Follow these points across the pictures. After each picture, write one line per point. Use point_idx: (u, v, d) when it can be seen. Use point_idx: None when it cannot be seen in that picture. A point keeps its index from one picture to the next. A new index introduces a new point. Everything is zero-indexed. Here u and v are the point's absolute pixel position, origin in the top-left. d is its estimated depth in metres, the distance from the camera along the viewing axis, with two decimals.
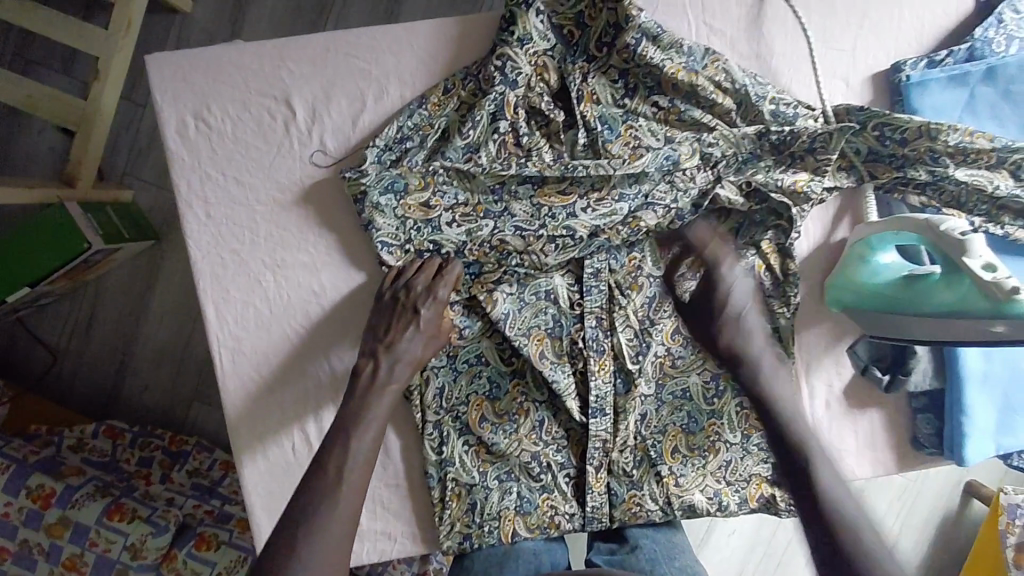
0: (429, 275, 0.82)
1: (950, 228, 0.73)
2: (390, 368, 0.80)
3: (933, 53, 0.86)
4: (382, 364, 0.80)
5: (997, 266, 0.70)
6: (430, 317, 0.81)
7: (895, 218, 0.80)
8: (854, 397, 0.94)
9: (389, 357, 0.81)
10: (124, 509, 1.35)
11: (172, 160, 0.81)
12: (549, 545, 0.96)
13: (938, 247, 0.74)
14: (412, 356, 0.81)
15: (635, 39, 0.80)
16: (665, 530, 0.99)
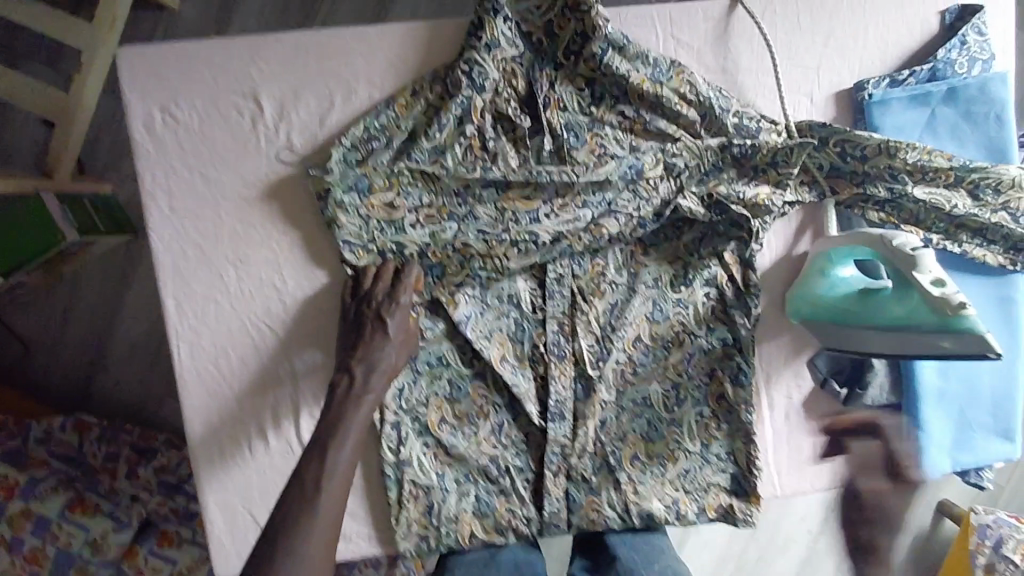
0: (389, 283, 0.82)
1: (902, 243, 0.74)
2: (366, 376, 0.80)
3: (896, 73, 0.87)
4: (357, 373, 0.80)
5: (946, 282, 0.72)
6: (397, 325, 0.82)
7: (853, 232, 0.82)
8: (814, 412, 0.95)
9: (363, 363, 0.80)
10: (87, 504, 1.36)
11: (137, 151, 0.81)
12: (529, 556, 0.97)
13: (891, 261, 0.75)
14: (387, 365, 0.81)
15: (601, 49, 0.81)
16: (644, 535, 1.00)
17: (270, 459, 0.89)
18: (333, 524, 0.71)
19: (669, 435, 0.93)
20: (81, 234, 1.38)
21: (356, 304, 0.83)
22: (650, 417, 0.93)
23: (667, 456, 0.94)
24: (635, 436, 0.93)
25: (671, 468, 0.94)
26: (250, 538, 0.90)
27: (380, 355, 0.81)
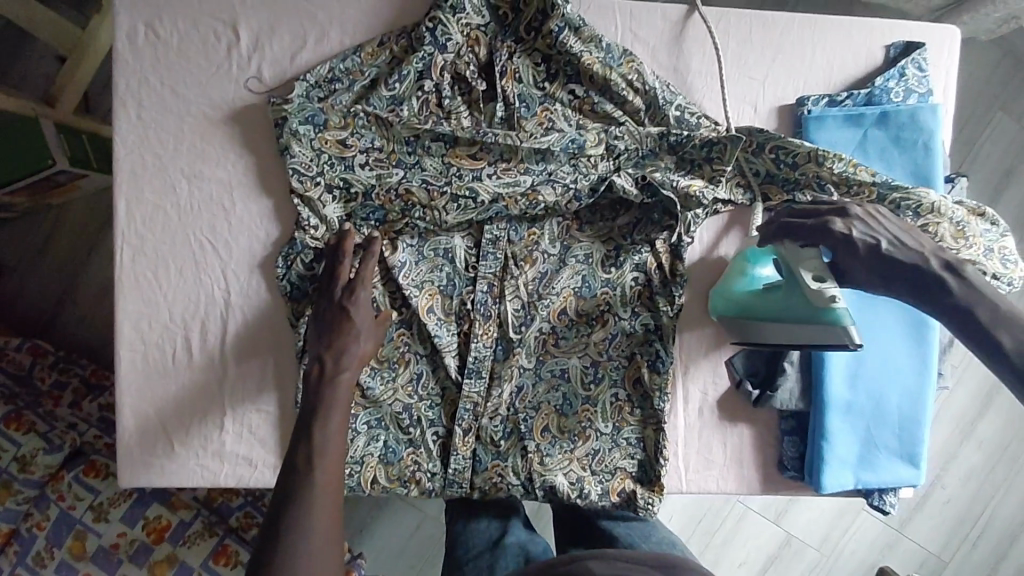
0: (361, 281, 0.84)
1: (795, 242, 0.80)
2: (336, 359, 0.81)
3: (837, 94, 0.93)
4: (327, 362, 0.81)
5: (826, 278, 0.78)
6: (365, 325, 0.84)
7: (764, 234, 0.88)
8: (726, 410, 0.97)
9: (334, 352, 0.81)
10: (22, 420, 1.36)
11: (116, 59, 0.87)
12: (533, 537, 1.10)
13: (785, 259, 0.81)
14: (360, 352, 0.82)
15: (558, 27, 0.87)
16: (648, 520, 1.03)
17: (192, 374, 0.91)
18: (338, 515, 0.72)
19: (582, 412, 0.95)
20: (69, 164, 1.42)
21: (299, 233, 0.89)
22: (566, 390, 0.95)
23: (578, 433, 0.95)
24: (549, 407, 0.95)
25: (580, 444, 0.95)
26: (159, 450, 0.91)
27: (350, 342, 0.82)
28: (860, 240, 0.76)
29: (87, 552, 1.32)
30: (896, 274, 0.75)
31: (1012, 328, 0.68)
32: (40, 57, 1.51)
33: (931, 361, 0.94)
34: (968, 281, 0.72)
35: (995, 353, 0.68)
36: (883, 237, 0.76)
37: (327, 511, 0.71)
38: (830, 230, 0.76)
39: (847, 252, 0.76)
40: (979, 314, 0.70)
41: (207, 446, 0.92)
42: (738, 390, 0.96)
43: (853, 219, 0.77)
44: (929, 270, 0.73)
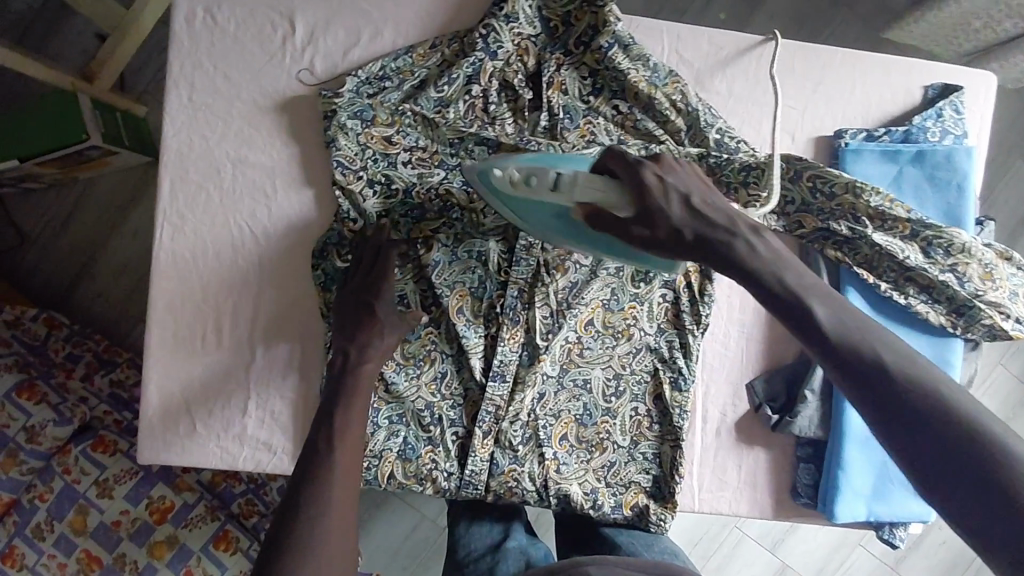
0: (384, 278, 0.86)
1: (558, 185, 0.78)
2: (361, 352, 0.83)
3: (874, 129, 0.95)
4: (352, 354, 0.83)
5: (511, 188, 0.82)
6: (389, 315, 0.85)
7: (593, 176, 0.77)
8: (744, 433, 0.98)
9: (359, 347, 0.83)
10: (35, 390, 1.36)
11: (172, 42, 0.89)
12: (534, 543, 1.09)
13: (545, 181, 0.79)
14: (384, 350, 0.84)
15: (608, 44, 0.89)
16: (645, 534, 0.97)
17: (220, 356, 0.92)
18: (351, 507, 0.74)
19: (601, 423, 0.96)
20: (102, 141, 1.40)
21: (338, 225, 0.90)
22: (587, 401, 0.96)
23: (595, 444, 0.96)
24: (569, 416, 0.96)
25: (596, 456, 0.96)
26: (181, 429, 0.92)
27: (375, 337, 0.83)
28: (670, 191, 0.74)
29: (88, 527, 1.32)
30: (853, 354, 0.65)
31: (819, 297, 0.69)
32: (81, 33, 1.52)
33: None
34: (771, 246, 0.72)
35: (812, 327, 0.67)
36: (695, 193, 0.74)
37: (343, 501, 0.73)
38: (641, 179, 0.74)
39: (658, 217, 0.73)
40: (787, 279, 0.70)
41: (228, 429, 0.92)
42: (757, 413, 0.97)
43: (663, 165, 0.76)
44: (731, 231, 0.73)
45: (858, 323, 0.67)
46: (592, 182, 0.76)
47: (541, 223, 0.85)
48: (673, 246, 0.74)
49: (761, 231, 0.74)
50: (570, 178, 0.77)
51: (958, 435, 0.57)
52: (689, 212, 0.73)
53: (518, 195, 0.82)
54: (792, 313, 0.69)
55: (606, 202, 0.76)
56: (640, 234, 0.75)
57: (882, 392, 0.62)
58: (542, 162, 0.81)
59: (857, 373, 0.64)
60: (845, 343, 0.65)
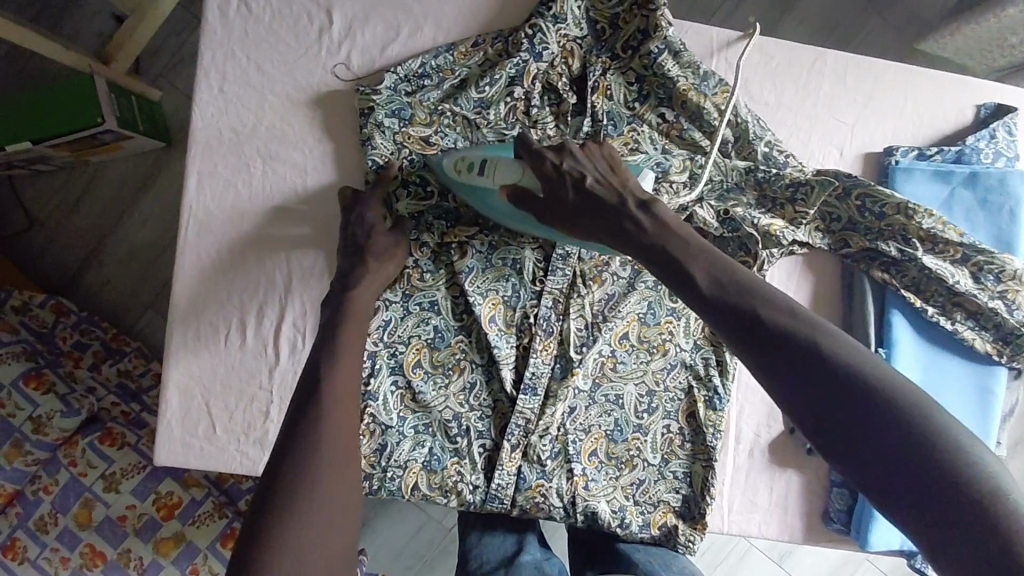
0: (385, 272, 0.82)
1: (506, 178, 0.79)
2: None
3: (925, 148, 0.92)
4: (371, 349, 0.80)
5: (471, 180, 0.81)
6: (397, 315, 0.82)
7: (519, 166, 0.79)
8: (777, 455, 0.96)
9: None
10: (42, 379, 1.32)
11: (204, 30, 0.85)
12: (548, 557, 1.05)
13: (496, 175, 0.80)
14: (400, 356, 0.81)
15: (658, 48, 0.86)
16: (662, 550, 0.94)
17: (243, 358, 0.89)
18: (348, 506, 0.65)
19: (631, 440, 0.93)
20: (116, 125, 1.36)
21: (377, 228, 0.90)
22: (618, 417, 0.93)
23: (625, 461, 0.94)
24: (599, 432, 0.93)
25: (626, 473, 0.94)
26: (200, 432, 0.89)
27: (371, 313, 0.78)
28: (569, 174, 0.75)
29: (93, 520, 1.29)
30: (757, 323, 0.59)
31: (702, 262, 0.66)
32: (97, 13, 1.47)
33: (992, 431, 0.90)
34: (658, 219, 0.71)
35: (689, 287, 0.65)
36: (590, 175, 0.75)
37: (334, 498, 0.63)
38: (542, 163, 0.77)
39: (560, 199, 0.76)
40: (671, 248, 0.69)
41: (249, 433, 0.89)
42: (790, 435, 0.96)
43: (566, 153, 0.76)
44: (626, 210, 0.73)
45: (738, 284, 0.63)
46: (508, 170, 0.79)
47: (484, 204, 0.83)
48: (577, 223, 0.76)
49: (653, 204, 0.73)
50: (493, 163, 0.80)
51: (901, 418, 0.51)
52: (585, 194, 0.75)
53: (463, 179, 0.82)
54: (686, 285, 0.66)
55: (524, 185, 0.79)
56: (550, 213, 0.77)
57: (790, 362, 0.56)
58: (481, 148, 0.82)
59: (757, 342, 0.59)
60: (761, 313, 0.59)
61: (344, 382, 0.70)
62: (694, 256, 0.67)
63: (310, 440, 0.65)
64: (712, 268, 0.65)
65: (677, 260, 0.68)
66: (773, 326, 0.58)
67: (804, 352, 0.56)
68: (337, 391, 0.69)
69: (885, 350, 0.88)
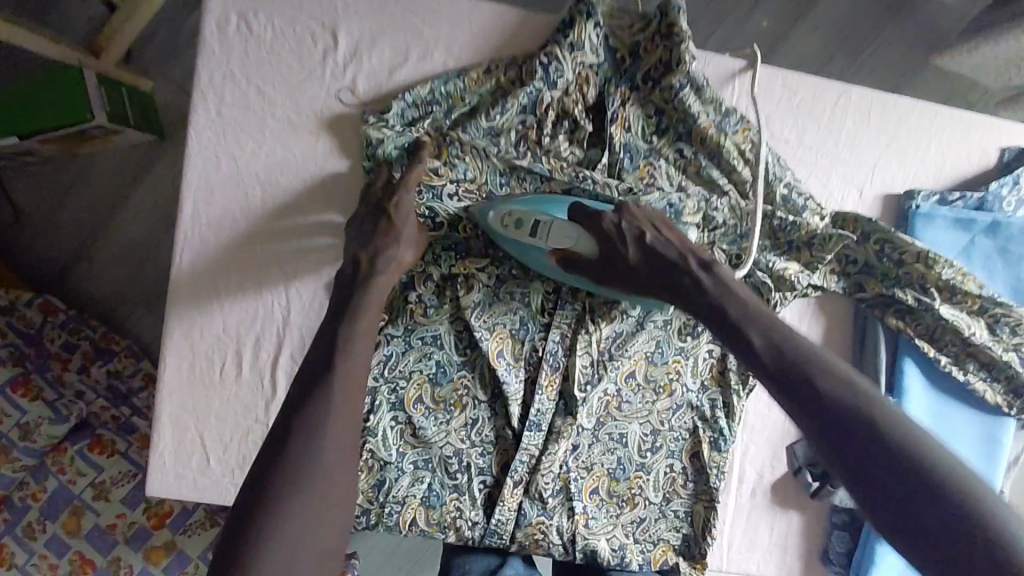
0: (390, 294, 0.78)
1: (565, 238, 0.77)
2: None
3: (948, 192, 0.89)
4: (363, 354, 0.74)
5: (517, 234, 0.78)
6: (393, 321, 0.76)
7: (581, 234, 0.77)
8: (780, 496, 0.95)
9: None
10: (30, 386, 1.29)
11: (202, 49, 0.82)
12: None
13: (552, 236, 0.77)
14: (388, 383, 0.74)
15: (680, 83, 0.82)
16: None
17: (239, 391, 0.86)
18: (336, 512, 0.60)
19: (634, 479, 0.92)
20: (109, 121, 1.28)
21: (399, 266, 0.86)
22: (622, 456, 0.92)
23: (626, 499, 0.92)
24: (601, 470, 0.92)
25: (626, 511, 0.92)
26: (195, 464, 0.87)
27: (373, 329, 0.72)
28: (626, 232, 0.76)
29: (83, 528, 1.27)
30: (812, 389, 0.62)
31: (758, 325, 0.69)
32: None
33: (995, 478, 0.89)
34: (718, 278, 0.73)
35: (744, 348, 0.68)
36: (650, 231, 0.77)
37: (320, 507, 0.59)
38: (600, 226, 0.76)
39: (618, 258, 0.76)
40: (729, 310, 0.71)
41: (244, 465, 0.87)
42: (795, 478, 0.94)
43: (622, 211, 0.77)
44: (683, 268, 0.75)
45: (797, 351, 0.65)
46: (563, 232, 0.77)
47: (529, 259, 0.81)
48: (638, 282, 0.77)
49: (713, 264, 0.75)
50: (547, 224, 0.77)
51: (929, 477, 0.55)
52: (645, 251, 0.76)
53: (512, 237, 0.79)
54: (746, 350, 0.68)
55: (580, 250, 0.77)
56: (606, 274, 0.78)
57: (840, 429, 0.59)
58: (528, 202, 0.79)
59: (811, 408, 0.61)
60: (815, 378, 0.62)
61: (346, 383, 0.64)
62: (753, 320, 0.69)
63: (304, 435, 0.60)
64: (772, 334, 0.67)
65: (734, 323, 0.70)
66: (829, 395, 0.61)
67: (853, 422, 0.59)
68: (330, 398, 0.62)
69: (895, 397, 0.86)
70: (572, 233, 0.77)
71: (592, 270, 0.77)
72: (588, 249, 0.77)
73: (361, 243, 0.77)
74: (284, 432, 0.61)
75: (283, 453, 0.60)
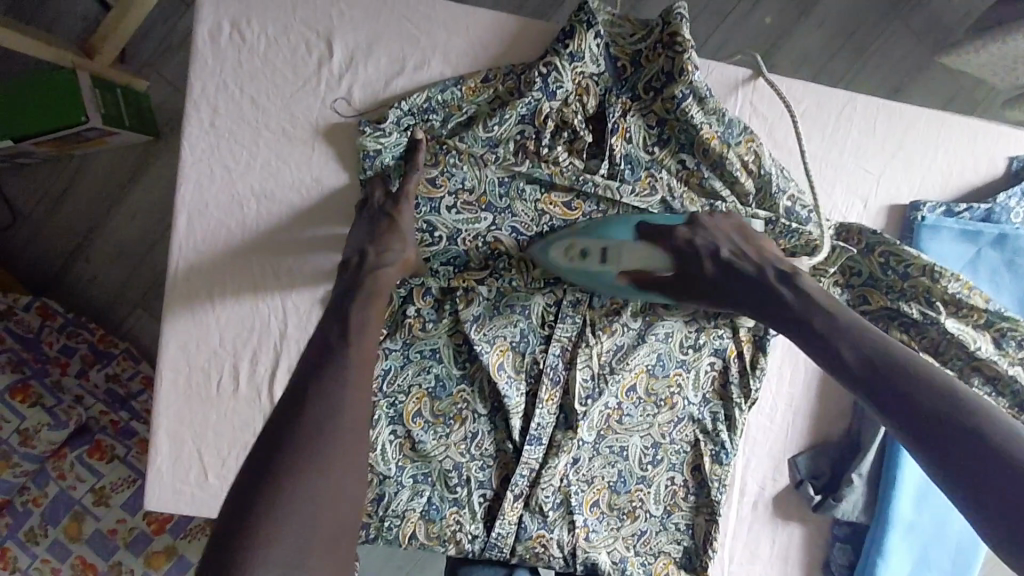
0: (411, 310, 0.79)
1: (641, 258, 0.80)
2: None
3: (954, 203, 0.88)
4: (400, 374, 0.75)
5: (587, 265, 0.81)
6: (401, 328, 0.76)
7: (654, 250, 0.80)
8: (781, 508, 0.95)
9: None
10: (29, 392, 1.23)
11: (195, 60, 0.80)
12: None
13: (629, 259, 0.80)
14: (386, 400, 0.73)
15: (682, 94, 0.80)
16: None
17: (236, 405, 0.86)
18: (343, 486, 0.57)
19: (634, 492, 0.91)
20: (104, 123, 1.24)
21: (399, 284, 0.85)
22: (623, 468, 0.91)
23: (627, 512, 0.92)
24: (602, 483, 0.91)
25: (627, 524, 0.92)
26: (192, 478, 0.86)
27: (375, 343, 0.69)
28: (701, 246, 0.79)
29: (84, 534, 1.24)
30: (909, 401, 0.61)
31: (845, 335, 0.68)
32: None
33: None
34: (800, 290, 0.73)
35: (835, 362, 0.68)
36: (725, 246, 0.79)
37: (328, 484, 0.56)
38: (676, 242, 0.80)
39: (695, 273, 0.80)
40: (816, 321, 0.70)
41: None
42: (796, 490, 0.94)
43: (696, 227, 0.80)
44: (766, 283, 0.76)
45: (890, 363, 0.64)
46: (636, 255, 0.80)
47: (598, 288, 0.83)
48: (720, 296, 0.79)
49: (793, 274, 0.75)
50: (616, 249, 0.80)
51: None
52: (722, 266, 0.79)
53: (579, 267, 0.81)
54: (836, 363, 0.68)
55: (653, 269, 0.81)
56: (682, 290, 0.81)
57: (943, 438, 0.58)
58: (589, 229, 0.81)
59: (911, 420, 0.60)
60: (908, 390, 0.61)
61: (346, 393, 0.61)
62: (839, 331, 0.68)
63: (318, 408, 0.59)
64: (862, 346, 0.66)
65: (820, 336, 0.69)
66: (928, 408, 0.60)
67: (955, 428, 0.57)
68: (343, 377, 0.62)
69: None
70: (648, 252, 0.80)
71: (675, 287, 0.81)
72: (665, 267, 0.80)
73: (366, 240, 0.76)
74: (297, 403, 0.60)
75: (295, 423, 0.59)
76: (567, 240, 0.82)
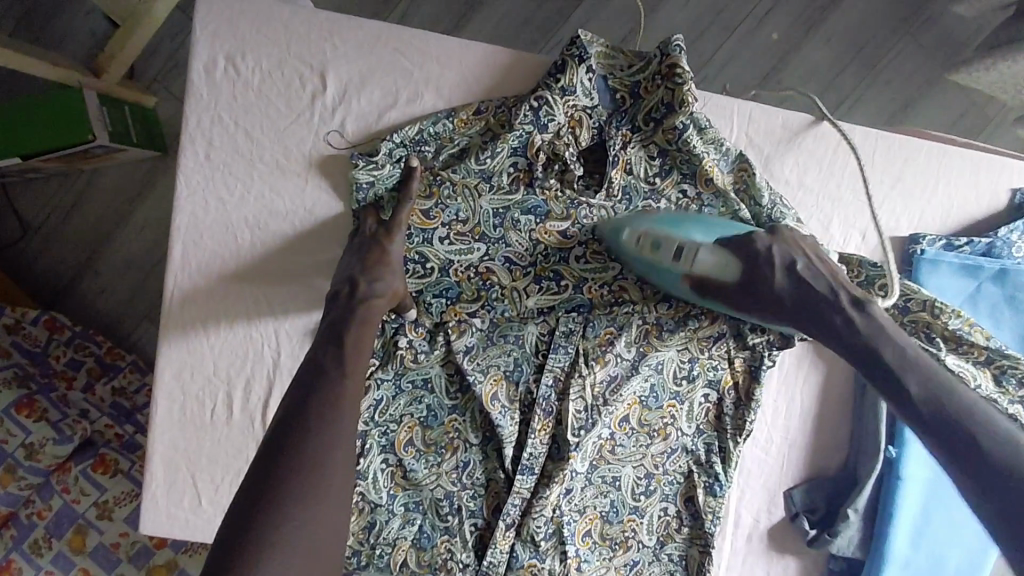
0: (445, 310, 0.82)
1: (708, 262, 0.76)
2: None
3: (953, 237, 0.88)
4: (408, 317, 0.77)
5: (662, 254, 0.77)
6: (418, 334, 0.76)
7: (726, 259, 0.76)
8: (776, 540, 0.94)
9: None
10: (34, 407, 1.21)
11: (190, 93, 0.81)
12: None
13: (700, 266, 0.76)
14: None
15: (683, 125, 0.79)
16: None
17: (229, 432, 0.87)
18: (331, 524, 0.57)
19: (626, 522, 0.91)
20: (110, 139, 1.20)
21: (399, 319, 0.85)
22: (615, 498, 0.90)
23: (619, 542, 0.91)
24: (594, 513, 0.90)
25: (619, 554, 0.92)
26: (186, 504, 0.87)
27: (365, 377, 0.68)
28: (775, 259, 0.75)
29: (88, 547, 1.21)
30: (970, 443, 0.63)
31: (917, 371, 0.68)
32: (89, 11, 1.31)
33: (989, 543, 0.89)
34: (871, 319, 0.70)
35: (903, 398, 0.68)
36: (800, 259, 0.75)
37: (320, 518, 0.55)
38: (751, 247, 0.76)
39: (764, 282, 0.75)
40: (884, 356, 0.69)
41: None
42: (792, 523, 0.93)
43: (774, 237, 0.76)
44: (836, 306, 0.72)
45: (955, 402, 0.65)
46: (711, 261, 0.76)
47: (662, 282, 0.80)
48: (779, 312, 0.75)
49: (865, 300, 0.72)
50: (692, 250, 0.76)
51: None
52: (794, 280, 0.74)
53: (645, 258, 0.79)
54: (903, 401, 0.68)
55: (724, 278, 0.76)
56: (752, 301, 0.76)
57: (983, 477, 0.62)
58: (659, 219, 0.79)
59: (965, 459, 0.63)
60: (968, 428, 0.64)
61: (333, 434, 0.60)
62: (910, 368, 0.68)
63: (319, 441, 0.58)
64: (929, 384, 0.67)
65: (890, 368, 0.69)
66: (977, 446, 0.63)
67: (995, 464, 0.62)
68: (341, 415, 0.61)
69: (895, 449, 0.88)
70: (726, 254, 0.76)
71: (754, 297, 0.75)
72: (738, 274, 0.75)
73: (355, 268, 0.75)
74: (298, 432, 0.59)
75: (295, 453, 0.57)
76: (644, 221, 0.79)
